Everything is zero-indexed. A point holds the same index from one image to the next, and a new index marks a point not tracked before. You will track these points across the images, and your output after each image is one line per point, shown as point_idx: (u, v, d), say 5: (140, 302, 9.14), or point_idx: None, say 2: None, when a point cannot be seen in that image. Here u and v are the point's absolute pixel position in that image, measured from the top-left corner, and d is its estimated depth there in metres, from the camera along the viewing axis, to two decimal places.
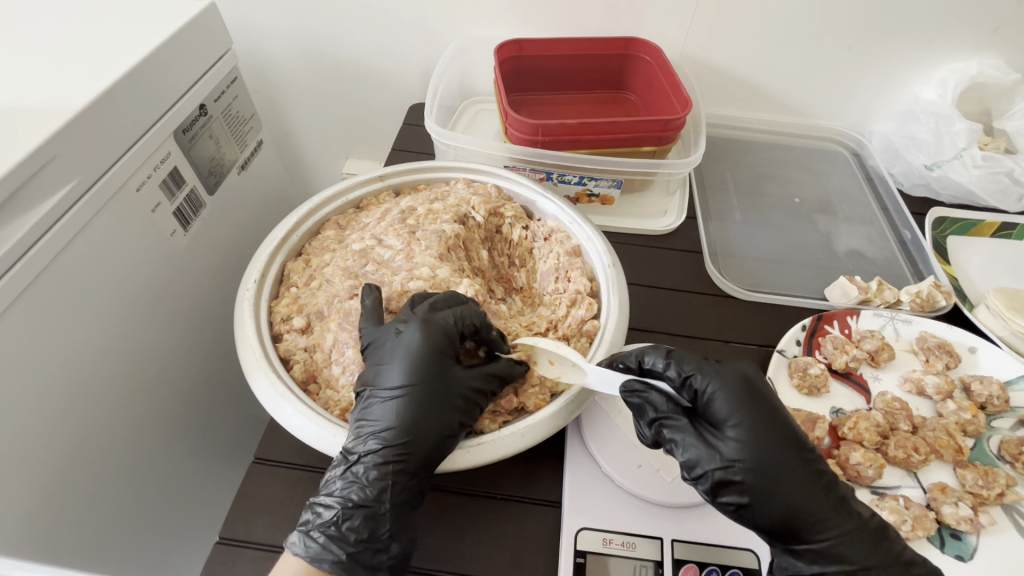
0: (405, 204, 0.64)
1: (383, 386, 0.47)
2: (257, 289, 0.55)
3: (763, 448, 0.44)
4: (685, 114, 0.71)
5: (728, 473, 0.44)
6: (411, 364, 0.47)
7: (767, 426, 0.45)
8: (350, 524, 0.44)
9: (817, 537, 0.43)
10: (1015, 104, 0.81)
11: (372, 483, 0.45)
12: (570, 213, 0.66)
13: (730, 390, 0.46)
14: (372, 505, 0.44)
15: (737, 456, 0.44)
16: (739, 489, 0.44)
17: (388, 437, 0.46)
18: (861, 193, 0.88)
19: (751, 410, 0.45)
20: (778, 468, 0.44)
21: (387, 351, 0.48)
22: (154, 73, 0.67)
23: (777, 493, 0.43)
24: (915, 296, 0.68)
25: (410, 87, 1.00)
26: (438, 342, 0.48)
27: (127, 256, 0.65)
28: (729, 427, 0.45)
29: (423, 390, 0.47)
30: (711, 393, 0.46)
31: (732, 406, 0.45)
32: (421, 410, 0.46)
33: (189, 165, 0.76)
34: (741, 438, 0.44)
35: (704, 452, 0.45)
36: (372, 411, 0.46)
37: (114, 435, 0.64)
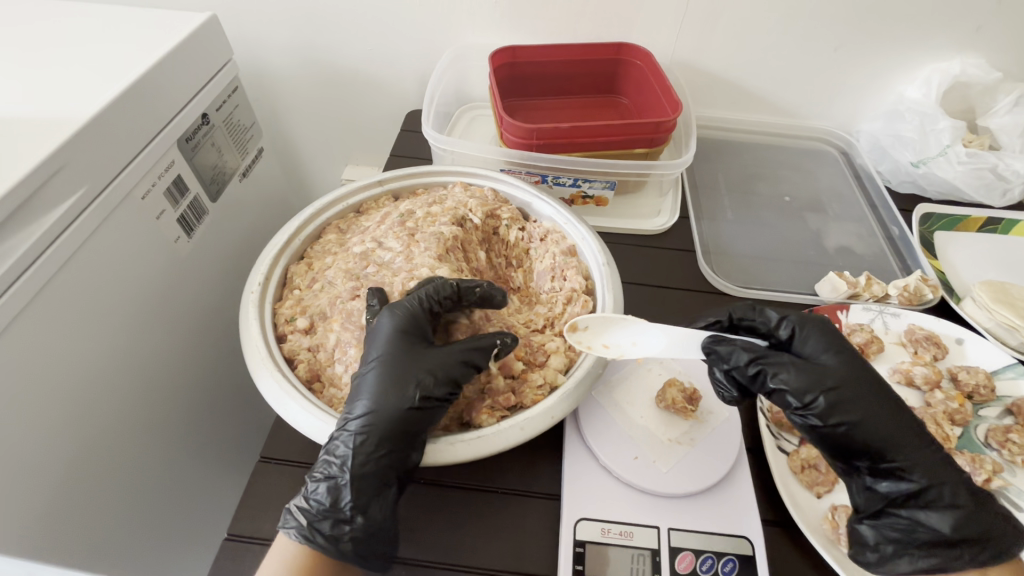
0: (403, 208, 0.66)
1: (360, 366, 0.50)
2: (261, 291, 0.57)
3: (857, 373, 0.48)
4: (676, 116, 0.73)
5: (837, 392, 0.47)
6: (381, 343, 0.49)
7: (853, 356, 0.49)
8: (314, 492, 0.46)
9: (915, 452, 0.46)
10: (998, 102, 0.83)
11: (336, 456, 0.46)
12: (564, 214, 0.68)
13: (825, 328, 0.51)
14: (336, 477, 0.46)
15: (839, 377, 0.47)
16: (843, 409, 0.46)
17: (354, 414, 0.47)
18: (850, 191, 0.89)
19: (840, 344, 0.50)
20: (874, 386, 0.48)
21: (370, 333, 0.51)
22: (158, 84, 0.69)
23: (873, 413, 0.46)
24: (903, 289, 0.70)
25: (407, 94, 1.02)
26: (405, 324, 0.50)
27: (133, 262, 0.67)
28: (824, 356, 0.49)
29: (388, 367, 0.48)
30: (800, 330, 0.51)
31: (824, 339, 0.50)
32: (385, 383, 0.47)
33: (192, 173, 0.78)
34: (841, 361, 0.49)
35: (812, 372, 0.48)
36: (350, 391, 0.48)
37: (120, 438, 0.66)
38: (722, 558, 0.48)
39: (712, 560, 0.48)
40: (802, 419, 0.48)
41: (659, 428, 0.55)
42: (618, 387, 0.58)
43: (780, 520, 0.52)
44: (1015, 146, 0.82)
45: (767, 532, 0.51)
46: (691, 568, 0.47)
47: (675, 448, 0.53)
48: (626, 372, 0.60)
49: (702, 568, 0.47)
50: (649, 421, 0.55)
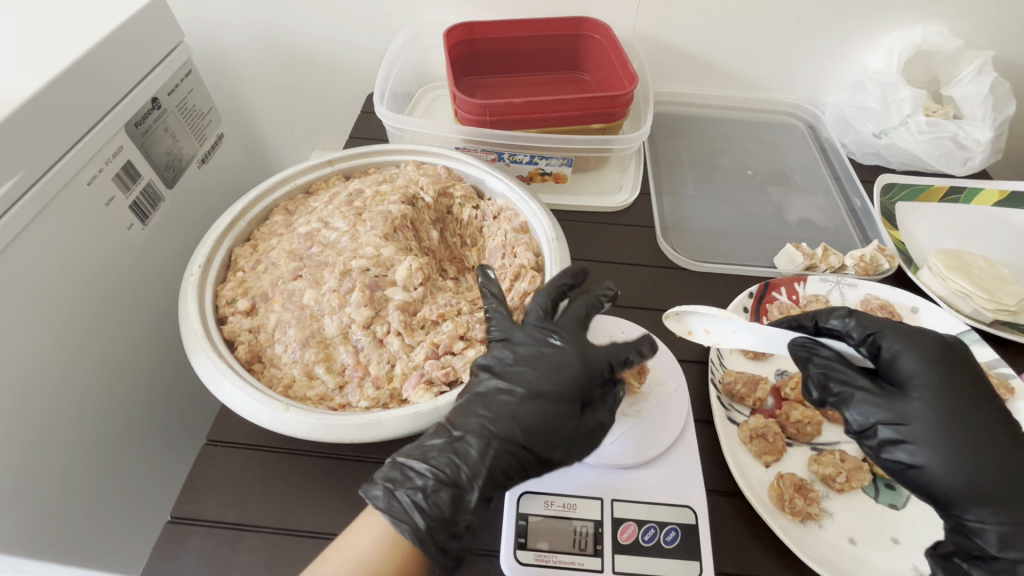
0: (353, 187, 0.65)
1: (512, 382, 0.47)
2: (202, 273, 0.56)
3: (950, 410, 0.44)
4: (632, 89, 0.72)
5: (898, 429, 0.45)
6: (557, 375, 0.47)
7: (961, 385, 0.46)
8: (435, 500, 0.42)
9: (996, 516, 0.42)
10: (962, 70, 0.82)
11: (480, 465, 0.43)
12: (517, 191, 0.67)
13: (913, 341, 0.48)
14: (462, 489, 0.43)
15: (918, 410, 0.45)
16: (912, 450, 0.45)
17: (501, 432, 0.45)
18: (814, 164, 0.89)
19: (935, 357, 0.47)
20: (959, 430, 0.44)
21: (535, 355, 0.48)
22: (100, 67, 0.67)
23: (958, 457, 0.43)
24: (859, 260, 0.70)
25: (368, 76, 1.01)
26: (592, 359, 0.48)
27: (80, 250, 0.66)
28: (914, 378, 0.47)
29: (566, 418, 0.46)
30: (893, 349, 0.48)
31: (912, 356, 0.47)
32: (560, 429, 0.46)
33: (143, 159, 0.76)
34: (929, 402, 0.45)
35: (876, 406, 0.46)
36: (491, 403, 0.46)
37: (74, 427, 0.65)
38: (664, 528, 0.48)
39: (654, 530, 0.48)
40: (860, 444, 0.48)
41: None
42: None
43: (727, 490, 0.52)
44: (977, 115, 0.80)
45: (711, 502, 0.52)
46: (634, 539, 0.47)
47: (620, 419, 0.53)
48: None
49: (645, 537, 0.47)
50: None
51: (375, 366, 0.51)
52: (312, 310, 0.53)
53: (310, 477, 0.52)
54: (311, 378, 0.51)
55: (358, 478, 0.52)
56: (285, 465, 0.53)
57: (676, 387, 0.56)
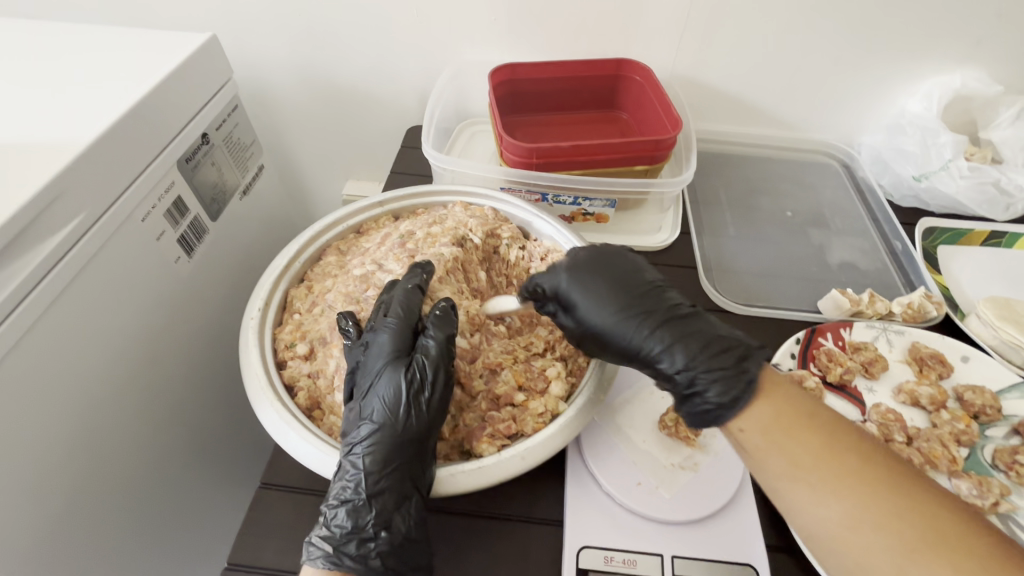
0: (404, 229, 0.66)
1: (356, 395, 0.50)
2: (261, 315, 0.56)
3: (613, 311, 0.51)
4: (676, 133, 0.73)
5: (593, 334, 0.52)
6: (387, 361, 0.50)
7: (594, 287, 0.53)
8: (337, 521, 0.45)
9: (680, 367, 0.47)
10: (1000, 114, 0.83)
11: (349, 479, 0.46)
12: (565, 233, 0.68)
13: (576, 265, 0.55)
14: (355, 500, 0.46)
15: (588, 313, 0.52)
16: (595, 337, 0.52)
17: (360, 435, 0.47)
18: (851, 205, 0.89)
19: (592, 278, 0.54)
20: (622, 317, 0.51)
21: (365, 356, 0.51)
22: (158, 106, 0.69)
23: (641, 329, 0.50)
24: (907, 307, 0.70)
25: (407, 110, 1.02)
26: (405, 328, 0.51)
27: (133, 284, 0.67)
28: (571, 292, 0.54)
29: (394, 380, 0.49)
30: (550, 278, 0.55)
31: (571, 278, 0.54)
32: (397, 392, 0.48)
33: (192, 193, 0.78)
34: (602, 308, 0.52)
35: (586, 309, 0.52)
36: (368, 409, 0.48)
37: (122, 461, 0.65)
38: None
39: None
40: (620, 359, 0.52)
41: (661, 453, 0.54)
42: (621, 410, 0.58)
43: (787, 547, 0.51)
44: (1017, 160, 0.81)
45: (771, 558, 0.51)
46: None
47: (678, 473, 0.53)
48: (628, 395, 0.59)
49: None
50: (652, 445, 0.55)
51: None
52: None
53: None
54: None
55: None
56: None
57: None
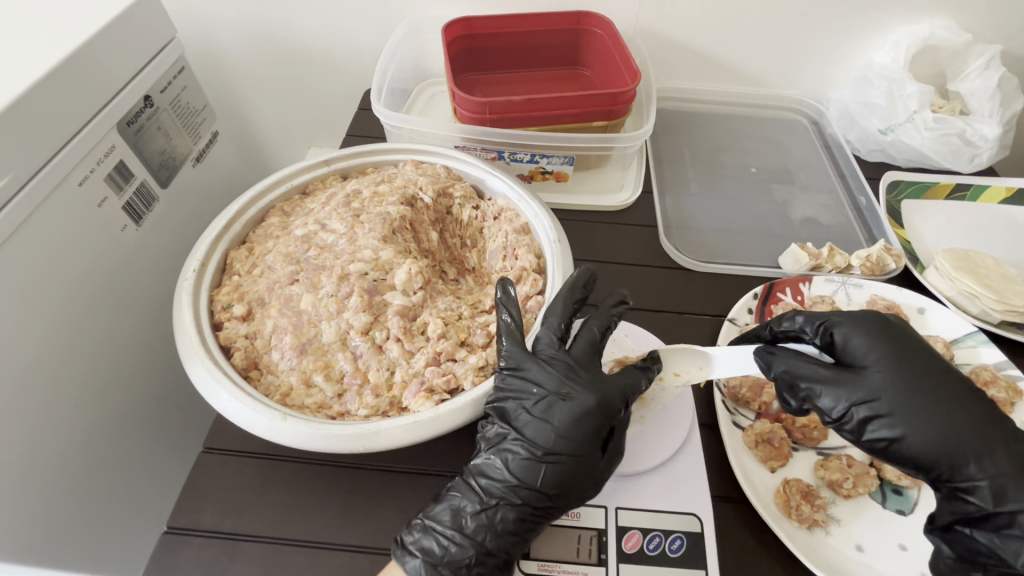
0: (351, 188, 0.64)
1: (530, 442, 0.47)
2: (196, 278, 0.55)
3: (904, 379, 0.46)
4: (635, 86, 0.71)
5: (871, 405, 0.46)
6: (574, 429, 0.46)
7: (896, 346, 0.48)
8: (480, 570, 0.44)
9: (987, 470, 0.43)
10: (969, 65, 0.80)
11: (506, 533, 0.45)
12: (517, 190, 0.65)
13: (866, 335, 0.49)
14: (503, 555, 0.45)
15: (887, 389, 0.46)
16: (890, 424, 0.45)
17: (528, 496, 0.45)
18: (818, 161, 0.88)
19: (887, 351, 0.48)
20: (910, 392, 0.46)
21: (551, 408, 0.47)
22: (91, 64, 0.65)
23: (916, 419, 0.45)
24: (866, 260, 0.69)
25: (365, 72, 0.99)
26: (609, 400, 0.47)
27: (72, 250, 0.64)
28: (869, 365, 0.48)
29: (568, 461, 0.46)
30: (844, 334, 0.50)
31: (864, 346, 0.49)
32: (569, 470, 0.46)
33: (136, 158, 0.74)
34: (885, 373, 0.47)
35: (844, 389, 0.47)
36: (512, 462, 0.47)
37: (71, 433, 0.64)
38: (669, 536, 0.47)
39: (659, 539, 0.47)
40: (839, 432, 0.48)
41: None
42: None
43: (733, 496, 0.51)
44: (985, 110, 0.79)
45: (717, 507, 0.51)
46: (638, 547, 0.47)
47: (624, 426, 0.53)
48: None
49: (649, 546, 0.47)
50: None
51: (374, 374, 0.50)
52: (309, 316, 0.52)
53: (308, 486, 0.51)
54: (309, 386, 0.50)
55: (356, 485, 0.51)
56: (284, 473, 0.52)
57: (681, 391, 0.55)
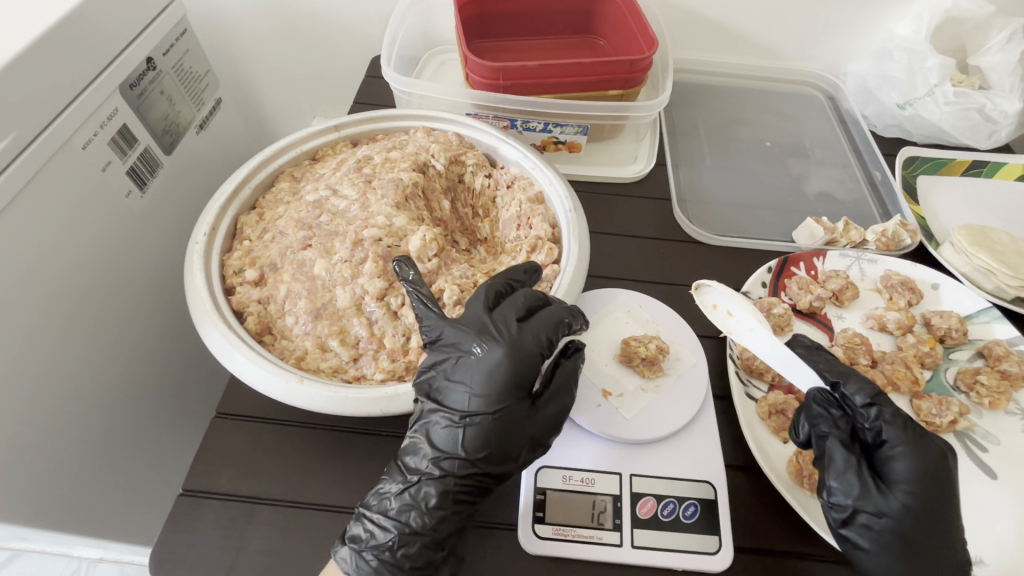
0: (361, 153, 0.62)
1: (450, 408, 0.44)
2: (207, 242, 0.54)
3: (919, 516, 0.42)
4: (652, 53, 0.69)
5: (872, 517, 0.43)
6: (489, 386, 0.44)
7: (940, 493, 0.42)
8: (406, 551, 0.43)
9: None
10: (991, 38, 0.78)
11: (429, 510, 0.43)
12: (531, 158, 0.64)
13: (924, 460, 0.43)
14: (430, 534, 0.43)
15: (891, 520, 0.42)
16: (869, 535, 0.43)
17: (450, 465, 0.44)
18: (834, 135, 0.86)
19: (929, 490, 0.42)
20: (920, 529, 0.42)
21: (460, 365, 0.45)
22: (92, 23, 0.63)
23: (887, 553, 0.42)
24: (882, 235, 0.68)
25: (371, 39, 0.96)
26: (523, 350, 0.45)
27: (75, 214, 0.63)
28: (898, 489, 0.43)
29: (494, 418, 0.44)
30: (893, 450, 0.44)
31: (918, 471, 0.43)
32: (496, 431, 0.44)
33: (140, 122, 0.72)
34: (899, 503, 0.42)
35: (867, 492, 0.43)
36: (433, 433, 0.44)
37: (74, 398, 0.64)
38: (683, 503, 0.48)
39: (673, 505, 0.48)
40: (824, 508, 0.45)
41: (625, 376, 0.54)
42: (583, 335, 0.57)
43: (744, 466, 0.51)
44: (1005, 85, 0.77)
45: (731, 477, 0.51)
46: (653, 513, 0.47)
47: (640, 395, 0.53)
48: (592, 321, 0.59)
49: (664, 512, 0.47)
50: (615, 369, 0.55)
51: (390, 339, 0.50)
52: (323, 281, 0.51)
53: (323, 452, 0.51)
54: (324, 350, 0.50)
55: (371, 451, 0.51)
56: (298, 439, 0.52)
57: (696, 361, 0.55)
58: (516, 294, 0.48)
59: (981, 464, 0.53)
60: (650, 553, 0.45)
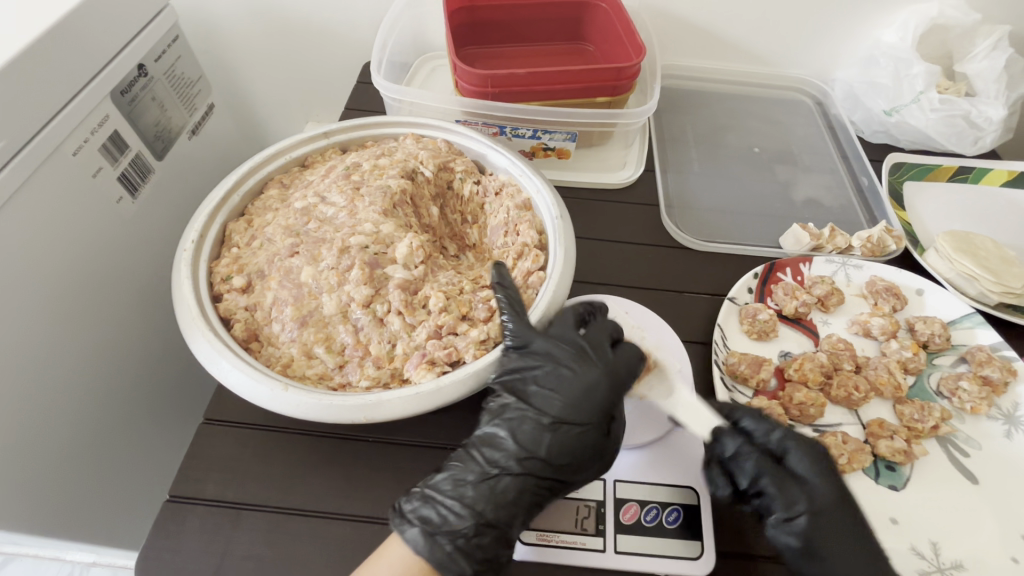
0: (350, 160, 0.63)
1: (541, 412, 0.47)
2: (195, 249, 0.54)
3: (840, 502, 0.45)
4: (640, 60, 0.69)
5: (812, 515, 0.44)
6: (580, 401, 0.47)
7: (839, 482, 0.47)
8: (479, 541, 0.43)
9: None
10: (976, 46, 0.79)
11: (508, 502, 0.44)
12: (519, 165, 0.64)
13: (812, 450, 0.48)
14: (502, 527, 0.44)
15: (824, 513, 0.45)
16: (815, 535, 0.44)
17: (534, 464, 0.46)
18: (822, 141, 0.87)
19: (832, 477, 0.47)
20: (844, 514, 0.45)
21: (559, 377, 0.48)
22: (83, 31, 0.64)
23: (839, 548, 0.44)
24: (867, 241, 0.69)
25: (363, 44, 0.97)
26: (618, 376, 0.49)
27: (66, 220, 0.63)
28: (816, 484, 0.46)
29: (580, 430, 0.47)
30: (784, 449, 0.48)
31: (767, 465, 0.46)
32: (576, 444, 0.46)
33: (131, 128, 0.73)
34: (825, 494, 0.45)
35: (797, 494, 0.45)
36: (519, 431, 0.47)
37: (65, 404, 0.64)
38: (667, 508, 0.48)
39: (656, 511, 0.48)
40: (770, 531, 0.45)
41: None
42: None
43: None
44: (990, 92, 0.78)
45: None
46: (636, 519, 0.47)
47: (624, 402, 0.53)
48: None
49: (647, 518, 0.47)
50: None
51: (376, 346, 0.50)
52: (310, 288, 0.52)
53: (309, 458, 0.51)
54: (310, 357, 0.50)
55: (357, 456, 0.51)
56: (284, 445, 0.52)
57: (680, 367, 0.56)
58: (603, 326, 0.52)
59: (962, 468, 0.53)
60: (633, 559, 0.45)
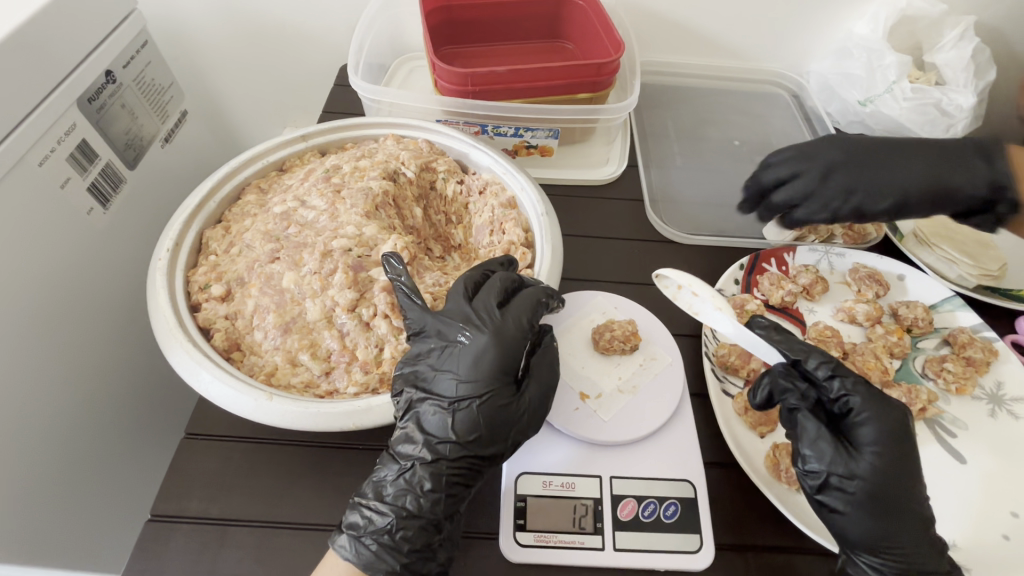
0: (330, 163, 0.61)
1: (439, 395, 0.44)
2: (171, 257, 0.52)
3: (892, 477, 0.43)
4: (619, 55, 0.69)
5: (846, 479, 0.44)
6: (475, 372, 0.45)
7: (910, 463, 0.44)
8: (404, 534, 0.42)
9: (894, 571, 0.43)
10: (944, 36, 0.81)
11: (425, 494, 0.43)
12: (502, 163, 0.64)
13: (888, 424, 0.44)
14: (461, 497, 0.44)
15: (865, 482, 0.43)
16: (846, 498, 0.44)
17: (444, 449, 0.44)
18: (800, 132, 0.88)
19: (894, 453, 0.44)
20: (895, 492, 0.43)
21: (445, 354, 0.45)
22: (46, 36, 0.61)
23: (865, 518, 0.43)
24: (848, 229, 0.71)
25: (340, 46, 0.95)
26: (503, 334, 0.46)
27: (32, 233, 0.61)
28: (868, 451, 0.44)
29: (481, 401, 0.44)
30: (859, 415, 0.45)
31: (882, 435, 0.44)
32: (493, 415, 0.44)
33: (99, 136, 0.70)
34: (870, 466, 0.44)
35: (838, 456, 0.44)
36: (426, 419, 0.44)
37: (36, 424, 0.61)
38: (664, 502, 0.48)
39: (654, 506, 0.48)
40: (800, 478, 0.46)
41: (601, 377, 0.54)
42: (559, 340, 0.57)
43: (723, 462, 0.52)
44: (960, 80, 0.79)
45: (710, 474, 0.51)
46: (634, 515, 0.47)
47: (616, 398, 0.53)
48: (567, 325, 0.58)
49: (645, 513, 0.47)
50: (591, 371, 0.55)
51: (362, 351, 0.49)
52: (292, 294, 0.50)
53: (298, 467, 0.50)
54: (294, 365, 0.49)
55: (347, 464, 0.50)
56: (271, 456, 0.50)
57: (671, 360, 0.56)
58: (493, 282, 0.49)
59: (951, 449, 0.54)
60: (633, 555, 0.45)
